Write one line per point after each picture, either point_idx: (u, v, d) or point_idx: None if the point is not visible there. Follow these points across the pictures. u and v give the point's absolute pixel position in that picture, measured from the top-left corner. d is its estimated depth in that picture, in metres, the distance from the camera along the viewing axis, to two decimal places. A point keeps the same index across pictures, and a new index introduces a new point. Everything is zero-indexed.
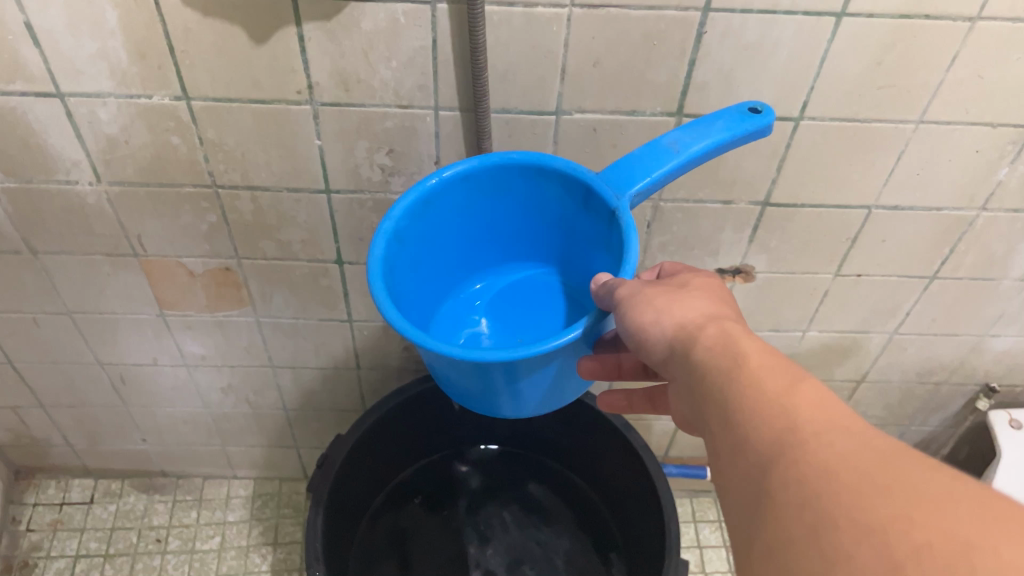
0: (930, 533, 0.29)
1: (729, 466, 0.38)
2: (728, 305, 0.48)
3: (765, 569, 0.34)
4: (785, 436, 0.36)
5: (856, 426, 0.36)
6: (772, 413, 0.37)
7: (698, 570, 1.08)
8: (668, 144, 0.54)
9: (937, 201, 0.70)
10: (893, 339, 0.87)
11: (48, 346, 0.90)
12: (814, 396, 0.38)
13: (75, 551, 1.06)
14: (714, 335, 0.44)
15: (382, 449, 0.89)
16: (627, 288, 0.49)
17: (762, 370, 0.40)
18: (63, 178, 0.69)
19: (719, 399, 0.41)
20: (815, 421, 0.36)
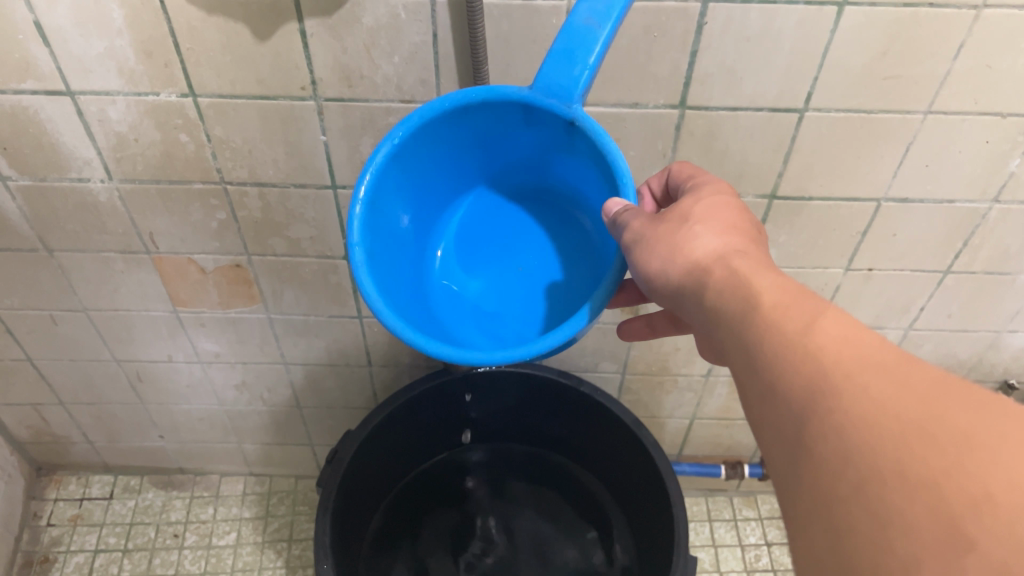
0: (989, 486, 0.29)
1: (764, 418, 0.38)
2: (735, 229, 0.46)
3: (811, 529, 0.34)
4: (816, 380, 0.35)
5: (889, 362, 0.35)
6: (798, 357, 0.37)
7: (712, 569, 1.07)
8: (583, 23, 0.47)
9: (948, 193, 0.69)
10: (907, 336, 0.86)
11: (66, 343, 0.91)
12: (838, 330, 0.37)
13: (94, 546, 1.08)
14: (725, 274, 0.43)
15: (393, 444, 0.89)
16: (633, 229, 0.47)
17: (784, 310, 0.39)
18: (75, 176, 0.70)
19: (742, 345, 0.40)
20: (844, 360, 0.35)
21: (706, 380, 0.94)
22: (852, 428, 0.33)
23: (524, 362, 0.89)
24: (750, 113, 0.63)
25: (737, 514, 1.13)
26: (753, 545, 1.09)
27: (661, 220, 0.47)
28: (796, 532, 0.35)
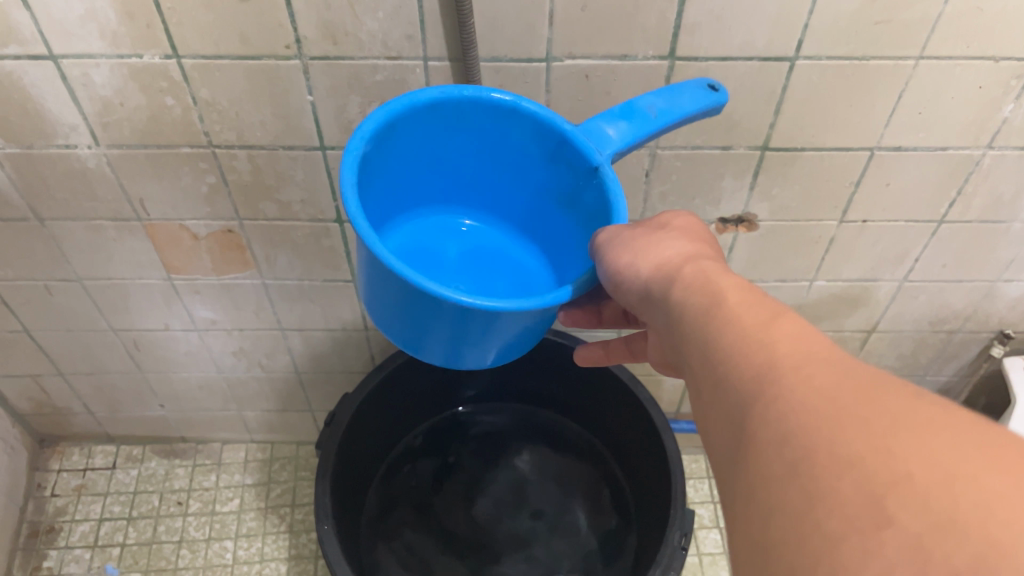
0: (913, 464, 0.29)
1: (712, 405, 0.38)
2: (704, 241, 0.49)
3: (747, 508, 0.33)
4: (764, 372, 0.35)
5: (835, 357, 0.35)
6: (752, 350, 0.37)
7: (711, 525, 1.08)
8: (644, 107, 0.54)
9: (942, 141, 0.69)
10: (902, 287, 0.86)
11: (61, 313, 0.91)
12: (792, 329, 0.37)
13: (99, 515, 1.09)
14: (694, 275, 0.44)
15: (390, 408, 0.90)
16: (608, 235, 0.50)
17: (739, 308, 0.40)
18: (62, 143, 0.69)
19: (698, 341, 0.41)
20: (792, 353, 0.36)
21: None
22: (793, 413, 0.33)
23: None
24: (741, 63, 0.62)
25: None
26: None
27: (639, 225, 0.50)
28: (733, 509, 0.34)
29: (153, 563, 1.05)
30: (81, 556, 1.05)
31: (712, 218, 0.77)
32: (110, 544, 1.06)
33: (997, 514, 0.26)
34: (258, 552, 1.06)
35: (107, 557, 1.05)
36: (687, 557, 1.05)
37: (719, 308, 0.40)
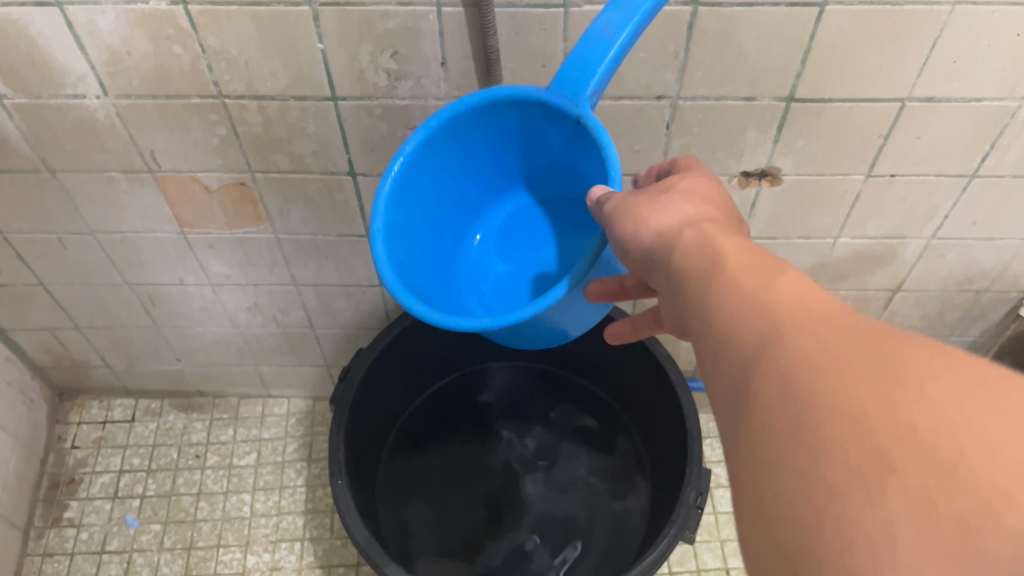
0: (915, 413, 0.27)
1: (712, 368, 0.36)
2: (715, 203, 0.45)
3: (747, 464, 0.31)
4: (764, 335, 0.33)
5: (838, 311, 0.33)
6: (752, 309, 0.34)
7: (728, 484, 1.08)
8: (601, 29, 0.48)
9: (977, 92, 0.66)
10: (930, 245, 0.84)
11: (76, 267, 0.91)
12: (793, 286, 0.35)
13: (119, 467, 1.10)
14: (694, 238, 0.42)
15: (405, 363, 0.89)
16: (616, 204, 0.48)
17: (739, 268, 0.37)
18: (70, 93, 0.68)
19: (699, 300, 0.38)
20: (793, 308, 0.33)
21: None
22: (795, 375, 0.31)
23: None
24: (768, 9, 0.59)
25: None
26: None
27: (644, 194, 0.47)
28: (735, 461, 0.32)
29: (172, 515, 1.06)
30: (101, 507, 1.07)
31: (734, 172, 0.75)
32: (130, 495, 1.08)
33: (1003, 458, 0.25)
34: (275, 505, 1.07)
35: (127, 509, 1.07)
36: (702, 515, 1.05)
37: (721, 269, 0.38)
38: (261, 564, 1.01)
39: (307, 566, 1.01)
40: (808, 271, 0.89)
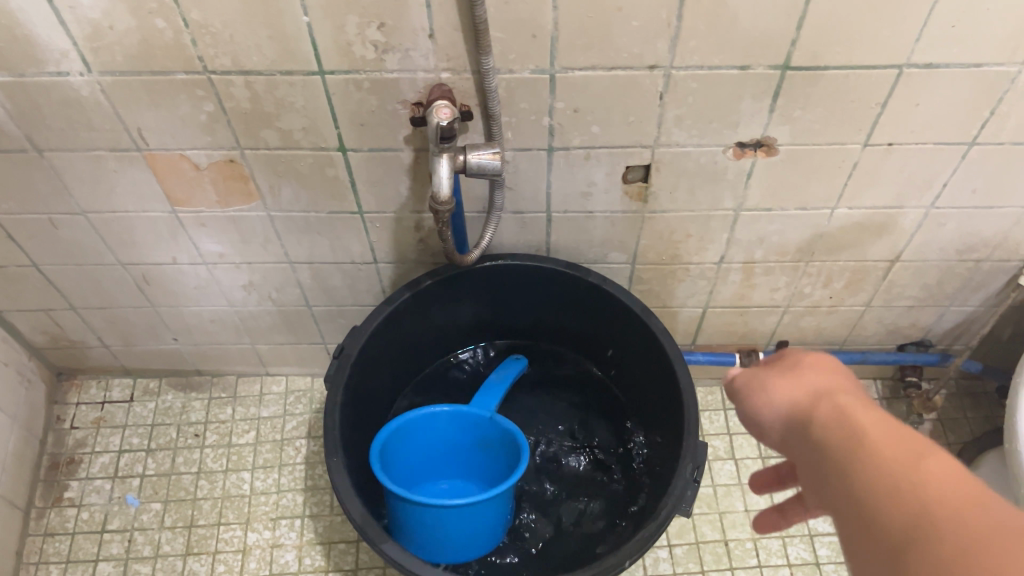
0: None
1: (864, 556, 0.35)
2: (847, 380, 0.45)
3: None
4: (919, 529, 0.33)
5: (999, 509, 0.32)
6: (904, 499, 0.34)
7: (726, 456, 1.08)
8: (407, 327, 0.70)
9: (976, 57, 0.65)
10: (929, 215, 0.83)
11: (68, 247, 0.90)
12: (944, 471, 0.34)
13: (118, 447, 1.11)
14: (832, 413, 0.41)
15: (400, 340, 0.89)
16: (744, 376, 0.48)
17: (886, 446, 0.37)
18: (54, 70, 0.67)
19: (842, 481, 0.38)
20: (949, 499, 0.33)
21: (719, 268, 0.92)
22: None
23: (530, 255, 0.87)
24: None
25: None
26: None
27: (776, 365, 0.47)
28: None
29: (172, 494, 1.06)
30: (101, 487, 1.07)
31: (729, 143, 0.74)
32: (130, 475, 1.08)
33: None
34: (274, 483, 1.07)
35: (127, 488, 1.07)
36: (701, 488, 1.05)
37: (859, 448, 0.38)
38: (261, 541, 1.02)
39: (307, 542, 1.01)
40: (806, 243, 0.88)
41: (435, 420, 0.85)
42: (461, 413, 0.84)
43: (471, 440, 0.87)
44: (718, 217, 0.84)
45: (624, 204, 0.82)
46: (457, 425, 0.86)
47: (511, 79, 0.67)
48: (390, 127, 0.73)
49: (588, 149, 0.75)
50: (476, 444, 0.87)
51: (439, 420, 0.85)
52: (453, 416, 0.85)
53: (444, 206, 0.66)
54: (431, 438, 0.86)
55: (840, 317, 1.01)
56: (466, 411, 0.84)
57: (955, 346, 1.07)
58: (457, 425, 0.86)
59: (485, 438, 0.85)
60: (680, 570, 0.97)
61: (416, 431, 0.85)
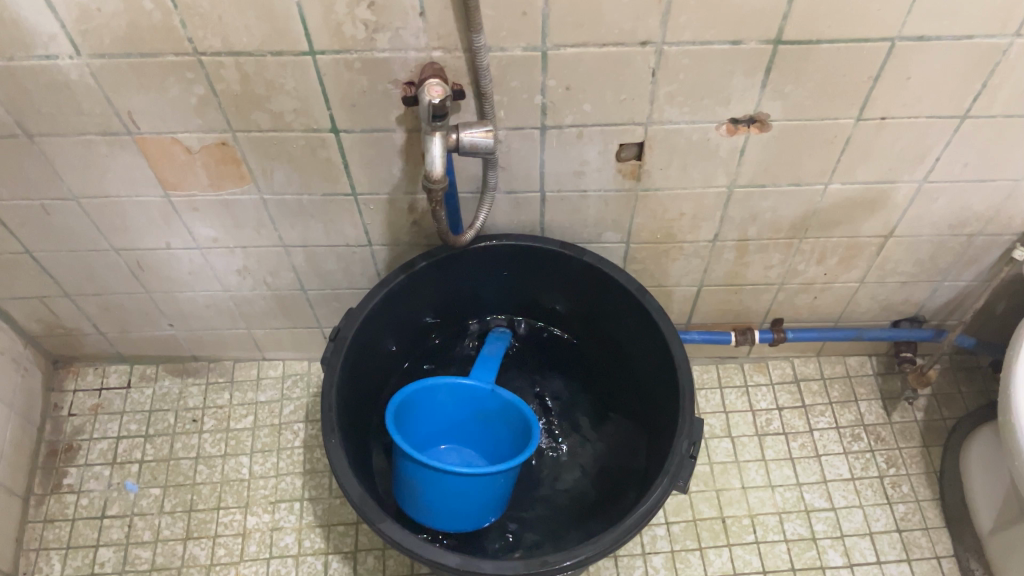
0: None
1: None
2: None
3: None
4: None
5: None
6: None
7: (723, 434, 1.08)
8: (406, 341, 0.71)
9: (968, 29, 0.65)
10: (922, 189, 0.83)
11: (61, 233, 0.90)
12: None
13: (117, 433, 1.11)
14: None
15: (395, 322, 0.89)
16: None
17: None
18: (42, 54, 0.67)
19: None
20: None
21: (713, 246, 0.92)
22: None
23: (525, 235, 0.87)
24: None
25: (748, 380, 1.14)
26: (764, 410, 1.11)
27: None
28: None
29: (171, 479, 1.07)
30: (101, 473, 1.07)
31: (721, 119, 0.74)
32: (129, 461, 1.08)
33: None
34: (273, 467, 1.07)
35: (126, 474, 1.07)
36: (698, 466, 1.05)
37: None
38: (261, 525, 1.02)
39: (307, 525, 1.02)
40: (799, 220, 0.88)
41: (435, 395, 0.85)
42: (461, 387, 0.85)
43: (470, 414, 0.88)
44: (711, 194, 0.83)
45: (617, 183, 0.82)
46: (456, 399, 0.86)
47: (503, 57, 0.67)
48: (382, 108, 0.73)
49: (581, 128, 0.75)
50: (474, 416, 0.88)
51: (439, 395, 0.85)
52: (453, 390, 0.85)
53: (437, 184, 0.67)
54: (428, 413, 0.87)
55: (834, 294, 1.02)
56: (467, 385, 0.85)
57: (948, 321, 1.07)
58: (455, 399, 0.86)
59: (486, 409, 0.86)
60: (678, 547, 0.98)
61: (418, 404, 0.85)
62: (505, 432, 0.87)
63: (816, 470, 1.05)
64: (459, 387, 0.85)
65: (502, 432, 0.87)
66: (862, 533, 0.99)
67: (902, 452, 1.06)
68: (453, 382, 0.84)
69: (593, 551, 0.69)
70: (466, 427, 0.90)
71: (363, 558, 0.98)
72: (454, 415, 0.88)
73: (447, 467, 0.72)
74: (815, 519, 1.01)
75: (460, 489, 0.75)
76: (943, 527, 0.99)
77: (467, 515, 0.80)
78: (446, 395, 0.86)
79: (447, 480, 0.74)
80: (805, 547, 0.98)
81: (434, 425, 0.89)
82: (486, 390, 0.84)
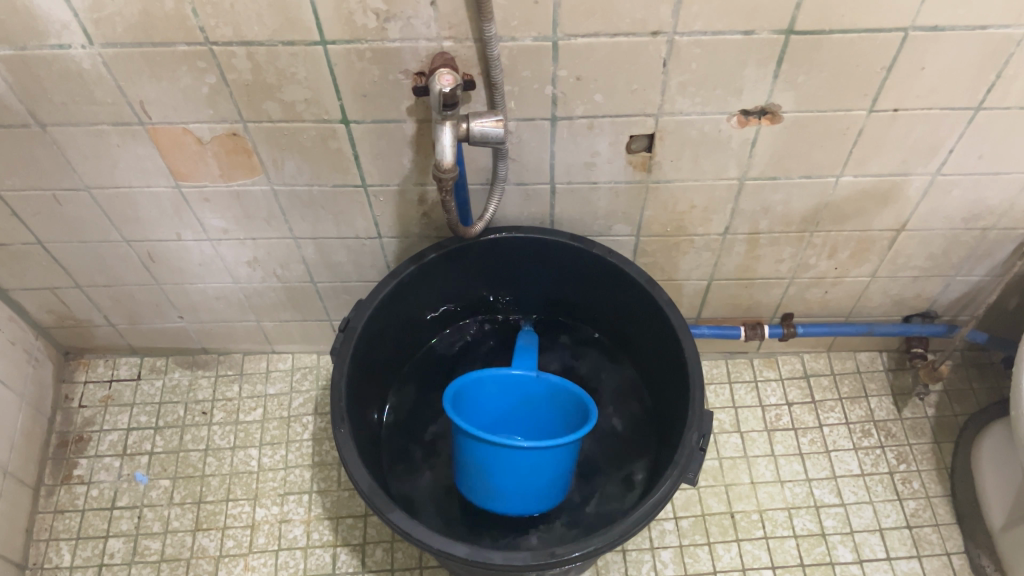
0: None
1: None
2: None
3: None
4: None
5: None
6: None
7: (732, 429, 1.08)
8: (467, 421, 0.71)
9: (983, 19, 0.64)
10: (935, 182, 0.82)
11: (73, 223, 0.90)
12: None
13: (127, 425, 1.11)
14: None
15: (405, 314, 0.89)
16: None
17: None
18: (55, 43, 0.67)
19: None
20: None
21: (723, 239, 0.92)
22: None
23: (535, 227, 0.87)
24: None
25: (758, 375, 1.13)
26: (774, 405, 1.10)
27: None
28: None
29: (180, 470, 1.07)
30: (110, 464, 1.08)
31: (733, 110, 0.73)
32: (139, 452, 1.09)
33: None
34: (282, 459, 1.08)
35: (136, 465, 1.08)
36: (707, 461, 1.05)
37: None
38: (270, 517, 1.02)
39: (315, 518, 1.02)
40: (810, 213, 0.87)
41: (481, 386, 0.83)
42: (504, 376, 0.83)
43: (514, 401, 0.86)
44: (722, 186, 0.83)
45: (628, 175, 0.81)
46: (501, 388, 0.85)
47: (514, 46, 0.67)
48: (392, 98, 0.73)
49: (591, 119, 0.74)
50: (520, 403, 0.86)
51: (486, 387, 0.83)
52: (497, 379, 0.84)
53: (448, 173, 0.67)
54: (476, 407, 0.85)
55: (845, 288, 1.01)
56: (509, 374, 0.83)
57: (960, 317, 1.07)
58: (499, 389, 0.85)
59: (531, 395, 0.85)
60: (686, 542, 0.98)
61: (466, 398, 0.83)
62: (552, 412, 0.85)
63: (826, 466, 1.04)
64: (501, 375, 0.83)
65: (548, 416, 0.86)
66: (872, 529, 0.99)
67: (912, 448, 1.05)
68: (497, 372, 0.83)
69: (601, 542, 0.68)
70: (511, 413, 0.87)
71: (371, 551, 0.98)
72: (502, 404, 0.86)
73: (522, 454, 0.72)
74: (825, 515, 1.00)
75: (531, 472, 0.76)
76: (954, 523, 0.99)
77: (537, 494, 0.80)
78: (491, 385, 0.84)
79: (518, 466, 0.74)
80: (814, 543, 0.98)
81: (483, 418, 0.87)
82: (530, 375, 0.83)
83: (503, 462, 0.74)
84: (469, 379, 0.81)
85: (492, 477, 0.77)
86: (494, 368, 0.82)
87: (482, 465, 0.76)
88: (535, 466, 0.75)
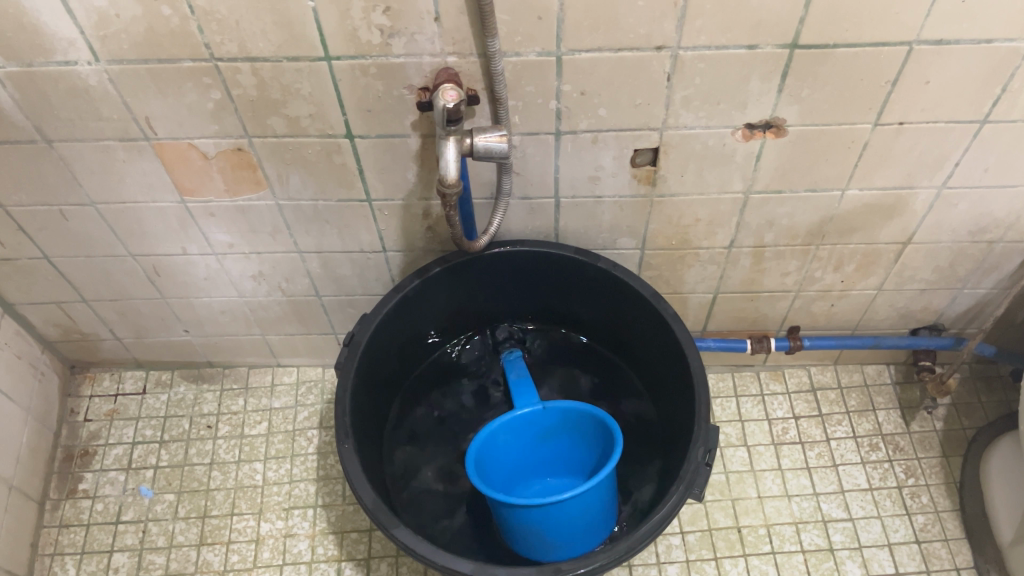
0: None
1: None
2: None
3: None
4: None
5: None
6: None
7: (739, 443, 1.07)
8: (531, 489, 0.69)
9: (987, 33, 0.64)
10: (941, 195, 0.82)
11: (79, 238, 0.91)
12: None
13: (132, 439, 1.11)
14: None
15: (409, 328, 0.89)
16: None
17: None
18: (62, 60, 0.67)
19: None
20: None
21: (729, 252, 0.91)
22: None
23: (539, 241, 0.87)
24: None
25: (764, 389, 1.13)
26: (780, 418, 1.10)
27: None
28: None
29: (185, 484, 1.07)
30: (115, 478, 1.08)
31: (739, 124, 0.73)
32: (143, 466, 1.09)
33: None
34: (287, 473, 1.07)
35: (141, 479, 1.08)
36: (713, 475, 1.04)
37: None
38: (274, 531, 1.02)
39: (320, 532, 1.02)
40: (816, 226, 0.87)
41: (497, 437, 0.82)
42: (516, 419, 0.83)
43: (530, 440, 0.86)
44: (727, 200, 0.83)
45: (633, 188, 0.81)
46: (513, 433, 0.84)
47: (518, 62, 0.67)
48: (396, 113, 0.73)
49: (595, 133, 0.74)
50: (537, 439, 0.86)
51: (500, 436, 0.83)
52: (509, 426, 0.83)
53: (452, 188, 0.67)
54: (498, 459, 0.84)
55: (851, 301, 1.01)
56: (520, 415, 0.83)
57: (968, 330, 1.06)
58: (514, 434, 0.84)
59: (545, 428, 0.85)
60: (692, 557, 0.97)
61: (487, 455, 0.82)
62: (574, 439, 0.86)
63: (833, 480, 1.04)
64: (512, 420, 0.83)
65: (569, 444, 0.87)
66: (880, 544, 0.98)
67: (921, 462, 1.05)
68: (505, 418, 0.82)
69: (607, 558, 0.68)
70: (532, 452, 0.87)
71: (376, 566, 0.98)
72: (518, 448, 0.86)
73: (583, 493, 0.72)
74: (833, 529, 0.99)
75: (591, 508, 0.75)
76: (963, 538, 0.98)
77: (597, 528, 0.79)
78: (505, 433, 0.83)
79: (578, 507, 0.74)
80: (822, 558, 0.97)
81: (504, 466, 0.86)
82: (538, 410, 0.83)
83: (557, 514, 0.73)
84: (485, 433, 0.80)
85: (546, 533, 0.75)
86: (502, 417, 0.82)
87: (537, 522, 0.74)
88: (589, 503, 0.74)
